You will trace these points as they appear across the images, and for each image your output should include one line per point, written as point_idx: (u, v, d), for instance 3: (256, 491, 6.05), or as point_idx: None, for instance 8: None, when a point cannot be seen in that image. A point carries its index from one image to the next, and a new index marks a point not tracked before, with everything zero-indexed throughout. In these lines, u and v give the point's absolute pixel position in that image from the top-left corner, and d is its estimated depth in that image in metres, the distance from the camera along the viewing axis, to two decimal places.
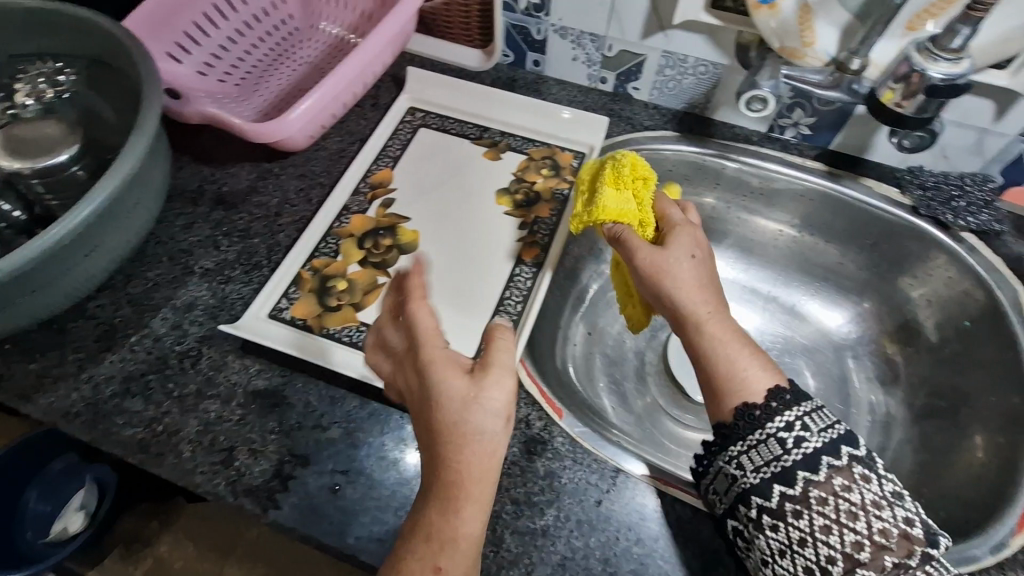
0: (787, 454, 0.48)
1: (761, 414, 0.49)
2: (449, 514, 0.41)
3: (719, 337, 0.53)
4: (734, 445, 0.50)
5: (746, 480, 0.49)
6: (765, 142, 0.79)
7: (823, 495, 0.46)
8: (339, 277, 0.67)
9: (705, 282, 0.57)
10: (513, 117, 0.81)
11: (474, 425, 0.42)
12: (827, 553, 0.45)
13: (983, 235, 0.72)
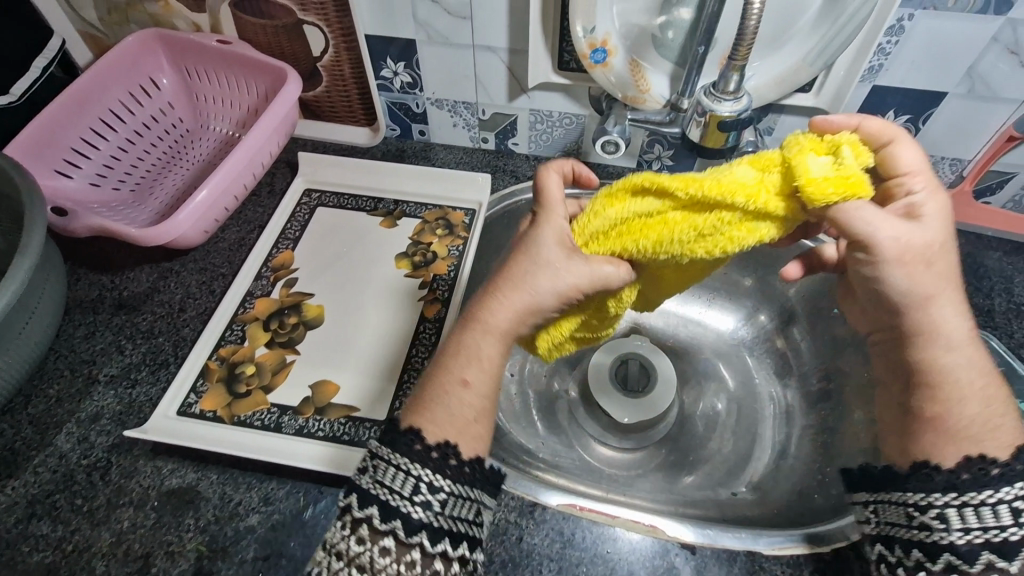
0: (1014, 525, 0.44)
1: (999, 474, 0.46)
2: (479, 324, 0.50)
3: (956, 357, 0.49)
4: (936, 495, 0.47)
5: (945, 537, 0.45)
6: None
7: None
8: (247, 362, 0.68)
9: (944, 276, 0.48)
10: (404, 186, 0.87)
11: (544, 262, 0.50)
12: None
13: None
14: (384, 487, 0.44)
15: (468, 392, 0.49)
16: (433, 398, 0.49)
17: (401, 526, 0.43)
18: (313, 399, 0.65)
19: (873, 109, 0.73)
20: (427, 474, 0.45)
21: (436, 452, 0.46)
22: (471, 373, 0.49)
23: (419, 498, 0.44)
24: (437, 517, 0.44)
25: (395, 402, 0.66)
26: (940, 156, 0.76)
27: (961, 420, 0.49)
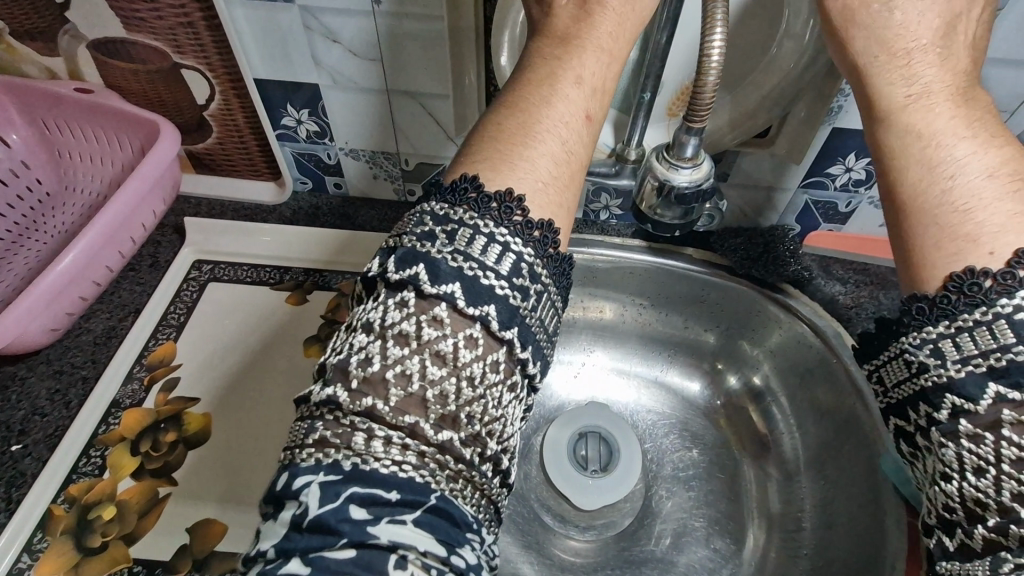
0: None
1: (994, 288, 0.37)
2: (532, 136, 0.43)
3: (992, 192, 0.40)
4: (931, 328, 0.39)
5: (943, 376, 0.38)
6: (583, 227, 0.79)
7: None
8: (104, 503, 0.54)
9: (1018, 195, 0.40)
10: (316, 252, 0.74)
11: (581, 51, 0.46)
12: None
13: (799, 283, 0.73)
14: (455, 251, 0.37)
15: (534, 169, 0.42)
16: (503, 160, 0.42)
17: (450, 287, 0.36)
18: (190, 548, 0.53)
19: (834, 152, 0.66)
20: (510, 296, 0.37)
21: (537, 232, 0.40)
22: (541, 152, 0.43)
23: (505, 272, 0.38)
24: (511, 289, 0.38)
25: None
26: None
27: (980, 229, 0.39)
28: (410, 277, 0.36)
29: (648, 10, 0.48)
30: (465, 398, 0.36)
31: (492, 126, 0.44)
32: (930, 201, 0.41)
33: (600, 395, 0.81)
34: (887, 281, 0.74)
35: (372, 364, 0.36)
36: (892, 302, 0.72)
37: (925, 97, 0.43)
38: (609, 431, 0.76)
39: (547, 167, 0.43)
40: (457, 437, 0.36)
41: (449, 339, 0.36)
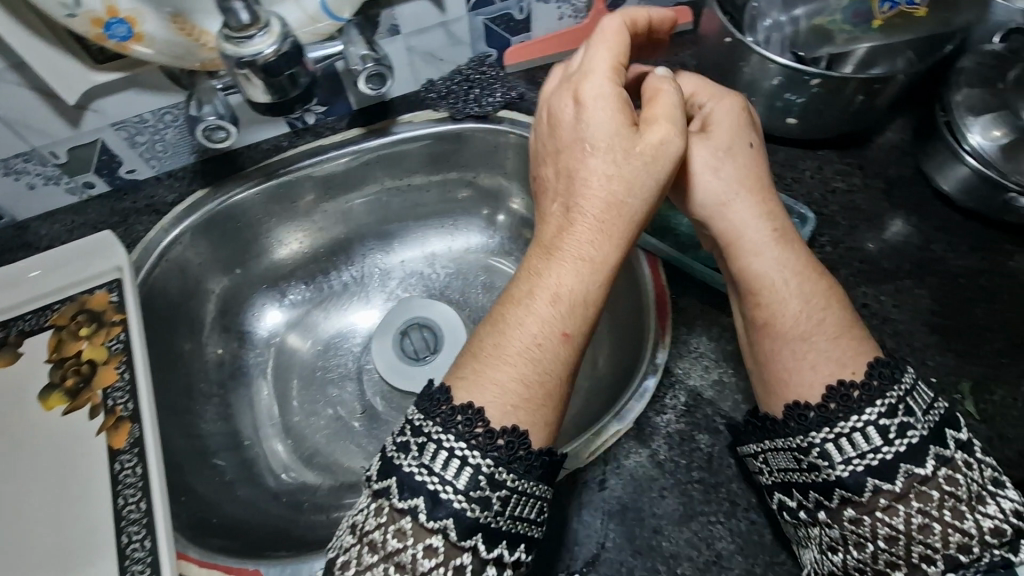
0: (886, 446, 0.45)
1: (841, 408, 0.46)
2: (510, 347, 0.49)
3: (795, 305, 0.51)
4: (814, 432, 0.46)
5: (832, 474, 0.46)
6: (296, 141, 0.75)
7: (921, 490, 0.44)
8: None
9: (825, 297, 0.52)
10: (7, 299, 0.63)
11: (565, 251, 0.51)
12: (924, 552, 0.44)
13: (513, 105, 0.76)
14: (420, 467, 0.44)
15: (498, 387, 0.47)
16: (474, 378, 0.48)
17: (417, 502, 0.44)
18: None
19: None
20: (441, 485, 0.44)
21: (504, 440, 0.45)
22: (516, 340, 0.49)
23: (459, 480, 0.44)
24: (470, 502, 0.44)
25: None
26: None
27: (789, 352, 0.50)
28: (384, 489, 0.45)
29: (637, 209, 0.51)
30: (423, 566, 0.43)
31: (476, 348, 0.50)
32: (769, 348, 0.52)
33: (407, 284, 0.87)
34: None
35: (352, 567, 0.45)
36: None
37: (725, 203, 0.55)
38: (426, 319, 0.84)
39: (520, 367, 0.48)
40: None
41: (411, 549, 0.44)
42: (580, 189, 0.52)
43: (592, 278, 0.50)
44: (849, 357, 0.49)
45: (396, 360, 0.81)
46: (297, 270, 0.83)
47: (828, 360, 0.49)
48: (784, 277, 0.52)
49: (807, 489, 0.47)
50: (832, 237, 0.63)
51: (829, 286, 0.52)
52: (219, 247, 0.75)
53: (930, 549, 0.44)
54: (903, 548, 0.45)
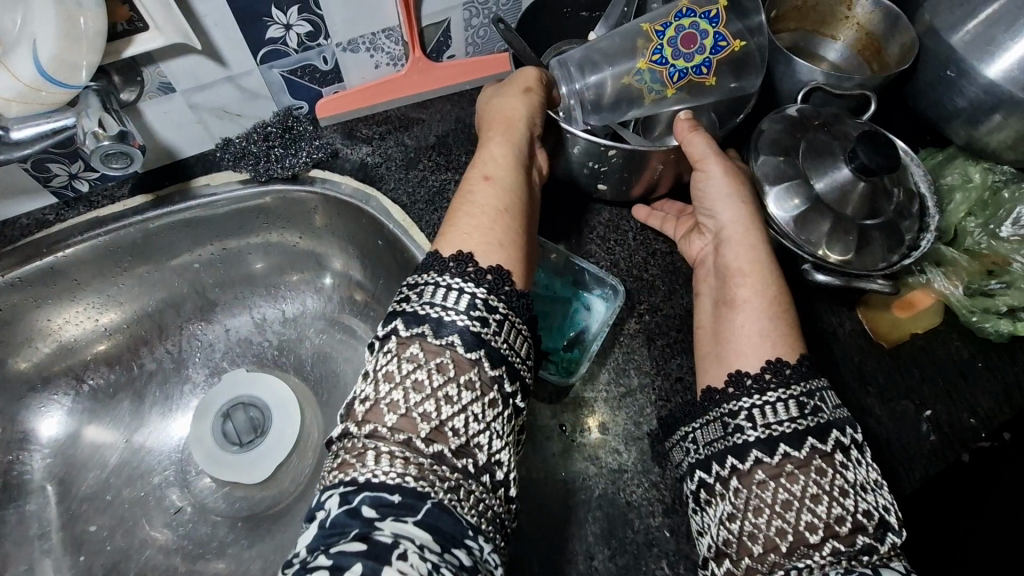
0: (796, 419, 0.44)
1: (759, 377, 0.46)
2: (476, 206, 0.49)
3: (747, 260, 0.51)
4: (744, 399, 0.45)
5: (744, 436, 0.44)
6: (67, 212, 0.66)
7: (820, 467, 0.42)
8: None
9: (751, 233, 0.52)
10: None
11: (500, 139, 0.53)
12: (809, 521, 0.41)
13: (326, 164, 0.69)
14: (426, 304, 0.44)
15: (472, 211, 0.49)
16: (452, 222, 0.49)
17: (424, 330, 0.43)
18: None
19: (252, 13, 0.57)
20: (430, 331, 0.43)
21: (491, 275, 0.45)
22: (472, 206, 0.49)
23: (464, 305, 0.44)
24: (471, 319, 0.43)
25: None
26: (370, 33, 0.65)
27: (745, 330, 0.48)
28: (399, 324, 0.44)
29: (533, 114, 0.54)
30: (445, 413, 0.41)
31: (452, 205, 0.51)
32: (726, 322, 0.50)
33: (233, 355, 0.77)
34: (409, 120, 0.72)
35: (367, 402, 0.42)
36: (418, 139, 0.71)
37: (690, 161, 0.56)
38: (253, 400, 0.74)
39: (487, 223, 0.48)
40: (448, 449, 0.41)
41: (424, 369, 0.42)
42: (493, 121, 0.54)
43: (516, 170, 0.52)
44: (771, 346, 0.47)
45: (212, 447, 0.71)
46: (92, 354, 0.72)
47: (756, 324, 0.48)
48: (758, 259, 0.51)
49: (726, 456, 0.45)
50: (651, 304, 0.60)
51: (772, 258, 0.51)
52: None
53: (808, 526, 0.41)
54: (794, 518, 0.41)
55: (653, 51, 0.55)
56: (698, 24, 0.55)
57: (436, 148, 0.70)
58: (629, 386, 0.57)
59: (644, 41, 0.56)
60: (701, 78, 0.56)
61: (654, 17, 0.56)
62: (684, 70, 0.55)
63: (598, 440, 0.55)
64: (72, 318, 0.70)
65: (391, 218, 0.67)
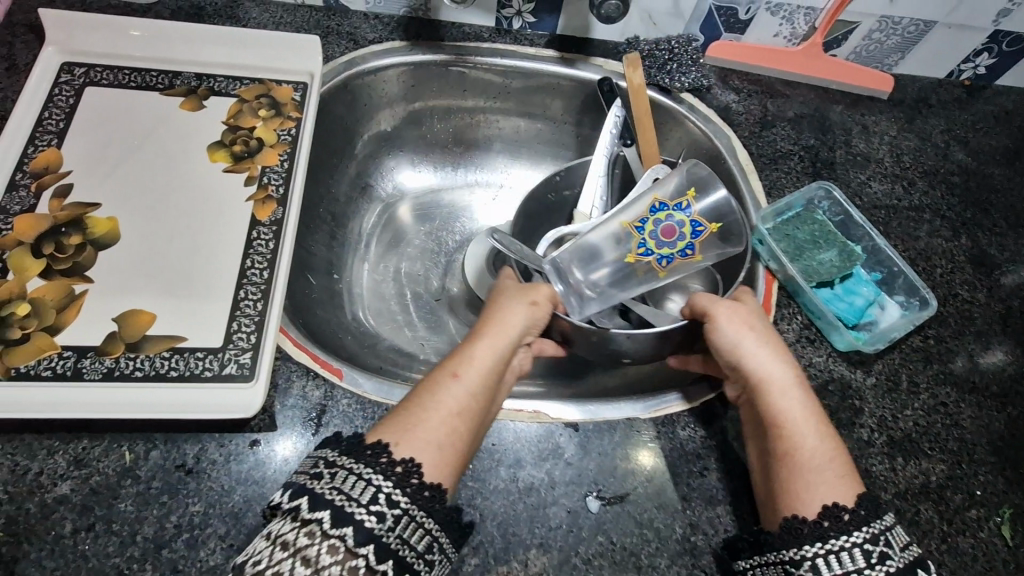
0: (868, 568, 0.42)
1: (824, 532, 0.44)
2: (438, 404, 0.47)
3: (796, 414, 0.49)
4: (807, 546, 0.44)
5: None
6: (496, 37, 0.77)
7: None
8: (16, 301, 0.51)
9: (796, 391, 0.51)
10: (209, 54, 0.67)
11: (475, 357, 0.50)
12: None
13: (698, 92, 0.78)
14: (332, 489, 0.40)
15: (437, 410, 0.46)
16: (410, 407, 0.46)
17: (325, 511, 0.39)
18: (120, 335, 0.52)
19: None
20: (384, 485, 0.41)
21: (400, 467, 0.42)
22: (439, 403, 0.47)
23: (371, 501, 0.40)
24: (369, 513, 0.40)
25: (232, 324, 0.54)
26: (796, 5, 0.74)
27: (807, 458, 0.47)
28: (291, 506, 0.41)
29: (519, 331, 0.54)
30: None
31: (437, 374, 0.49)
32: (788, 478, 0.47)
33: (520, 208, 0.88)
34: (774, 91, 0.80)
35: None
36: (776, 109, 0.79)
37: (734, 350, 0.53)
38: None
39: (442, 426, 0.46)
40: None
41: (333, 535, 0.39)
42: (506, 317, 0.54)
43: (487, 378, 0.50)
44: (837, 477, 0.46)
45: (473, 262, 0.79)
46: (433, 152, 0.86)
47: (821, 455, 0.47)
48: (803, 416, 0.49)
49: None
50: (935, 333, 0.66)
51: (815, 410, 0.50)
52: (367, 100, 0.76)
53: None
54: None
55: (637, 247, 0.58)
56: (675, 218, 0.57)
57: (790, 123, 0.78)
58: (897, 383, 0.62)
59: (620, 236, 0.59)
60: (688, 256, 0.58)
61: (627, 213, 0.59)
62: (670, 257, 0.58)
63: (854, 412, 0.60)
64: (441, 118, 0.83)
65: (737, 161, 0.74)
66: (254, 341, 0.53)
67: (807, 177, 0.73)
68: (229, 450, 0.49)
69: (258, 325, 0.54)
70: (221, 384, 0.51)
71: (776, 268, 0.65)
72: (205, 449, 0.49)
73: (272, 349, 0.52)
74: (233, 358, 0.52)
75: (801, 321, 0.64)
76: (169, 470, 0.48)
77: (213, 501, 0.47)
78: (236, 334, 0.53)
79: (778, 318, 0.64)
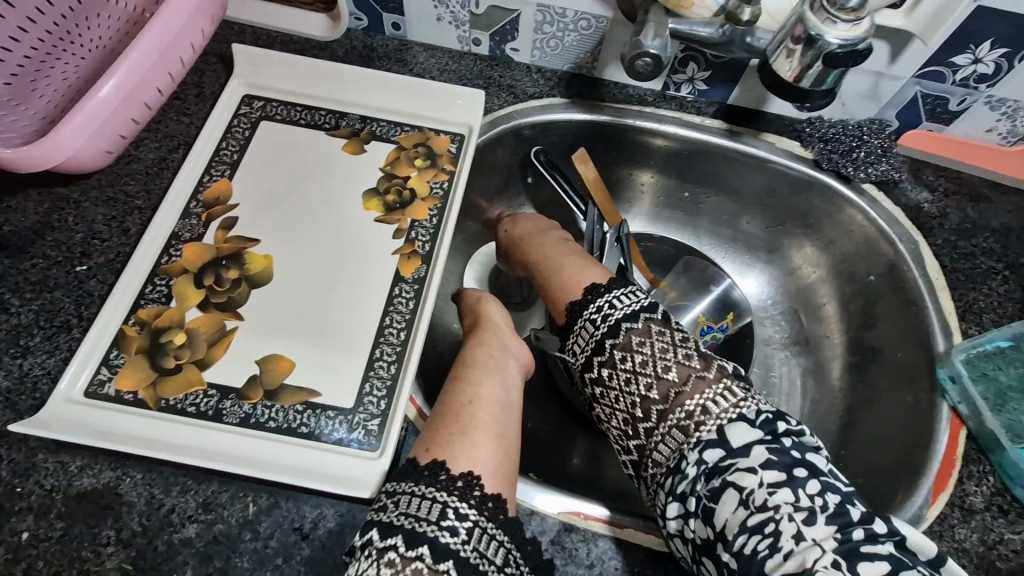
0: (605, 320, 0.52)
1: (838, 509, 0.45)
2: (470, 414, 0.48)
3: (559, 271, 0.59)
4: (582, 322, 0.53)
5: (577, 363, 0.53)
6: (660, 101, 0.72)
7: (641, 339, 0.50)
8: (174, 329, 0.54)
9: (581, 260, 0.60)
10: (375, 98, 0.68)
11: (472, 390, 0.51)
12: (645, 386, 0.49)
13: (884, 185, 0.69)
14: (408, 517, 0.41)
15: (479, 421, 0.48)
16: (463, 413, 0.48)
17: (452, 564, 0.39)
18: (261, 379, 0.52)
19: (968, 36, 0.58)
20: (481, 522, 0.42)
21: (490, 501, 0.43)
22: (480, 412, 0.49)
23: (448, 526, 0.41)
24: (451, 535, 0.41)
25: (365, 385, 0.52)
26: None
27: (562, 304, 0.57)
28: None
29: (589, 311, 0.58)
30: None
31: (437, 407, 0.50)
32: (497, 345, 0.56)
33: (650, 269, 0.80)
34: (978, 193, 0.69)
35: None
36: (979, 216, 0.67)
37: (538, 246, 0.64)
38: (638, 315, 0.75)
39: (485, 433, 0.47)
40: None
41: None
42: (539, 238, 0.65)
43: (488, 406, 0.49)
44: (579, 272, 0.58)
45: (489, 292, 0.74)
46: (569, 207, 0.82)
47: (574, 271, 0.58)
48: (566, 286, 0.58)
49: (583, 370, 0.53)
50: None
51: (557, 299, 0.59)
52: (515, 153, 0.74)
53: (658, 412, 0.48)
54: (625, 407, 0.50)
55: None
56: None
57: (995, 234, 0.66)
58: None
59: None
60: None
61: None
62: None
63: None
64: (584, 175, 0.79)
65: (924, 272, 0.64)
66: (384, 408, 0.52)
67: (1013, 303, 0.62)
68: (347, 523, 0.47)
69: (389, 391, 0.52)
70: (347, 450, 0.50)
71: (965, 411, 0.56)
72: (324, 516, 0.47)
73: (400, 420, 0.51)
74: (361, 423, 0.51)
75: (993, 483, 0.54)
76: (287, 532, 0.47)
77: (324, 574, 0.46)
78: (367, 397, 0.52)
79: (964, 475, 0.54)
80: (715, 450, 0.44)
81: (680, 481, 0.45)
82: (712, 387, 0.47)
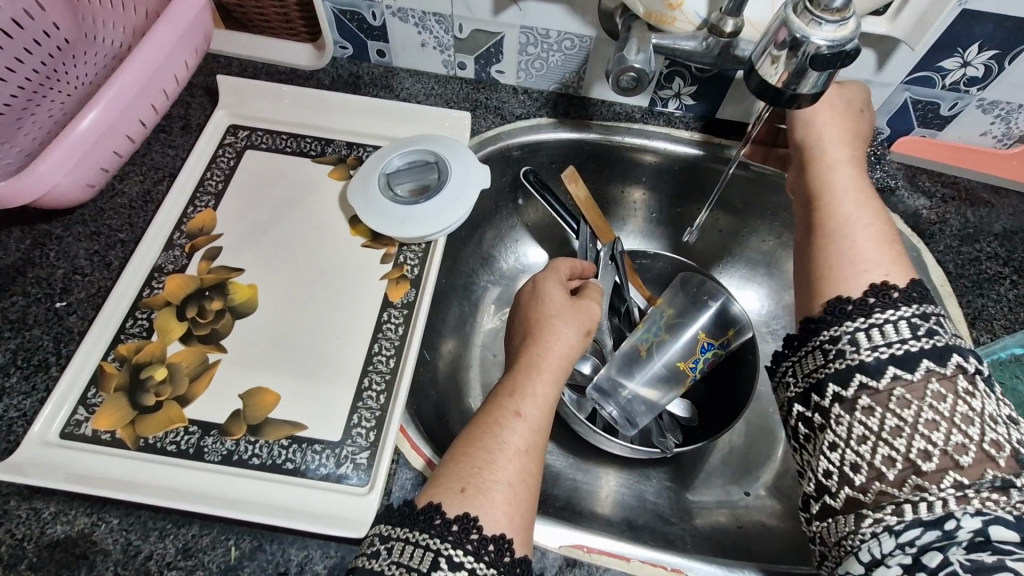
0: (913, 340, 0.42)
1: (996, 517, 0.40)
2: (501, 445, 0.45)
3: (860, 220, 0.49)
4: (847, 324, 0.44)
5: (855, 359, 0.43)
6: (648, 118, 0.72)
7: (937, 394, 0.41)
8: (155, 365, 0.52)
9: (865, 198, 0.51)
10: (361, 124, 0.68)
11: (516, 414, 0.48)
12: (922, 447, 0.40)
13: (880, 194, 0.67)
14: (399, 564, 0.38)
15: (503, 460, 0.44)
16: (485, 450, 0.44)
17: None
18: (244, 413, 0.50)
19: (952, 41, 0.58)
20: (477, 569, 0.39)
21: (491, 544, 0.40)
22: (505, 446, 0.45)
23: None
24: None
25: (353, 416, 0.50)
26: (1020, 104, 0.62)
27: (849, 238, 0.48)
28: None
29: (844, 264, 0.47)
30: None
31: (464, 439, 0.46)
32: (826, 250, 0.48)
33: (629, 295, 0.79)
34: (976, 198, 0.68)
35: None
36: (981, 221, 0.66)
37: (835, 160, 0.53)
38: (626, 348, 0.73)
39: (512, 469, 0.44)
40: None
41: None
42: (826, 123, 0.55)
43: (527, 431, 0.47)
44: (887, 260, 0.46)
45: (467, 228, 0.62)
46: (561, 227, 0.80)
47: (865, 237, 0.48)
48: (871, 237, 0.48)
49: (827, 382, 0.44)
50: None
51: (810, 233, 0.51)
52: (505, 175, 0.73)
53: (949, 479, 0.39)
54: (870, 453, 0.41)
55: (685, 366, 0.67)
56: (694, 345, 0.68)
57: (999, 238, 0.65)
58: None
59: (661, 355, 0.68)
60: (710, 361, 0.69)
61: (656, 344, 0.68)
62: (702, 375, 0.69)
63: None
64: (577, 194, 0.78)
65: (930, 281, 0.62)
66: (373, 439, 0.49)
67: None
68: (333, 565, 0.45)
69: (378, 422, 0.50)
70: (334, 487, 0.47)
71: None
72: (310, 558, 0.45)
73: (389, 453, 0.48)
74: (349, 456, 0.49)
75: None
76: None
77: None
78: (355, 430, 0.50)
79: None
80: (1002, 528, 0.36)
81: (913, 527, 0.38)
82: (1002, 476, 0.38)
